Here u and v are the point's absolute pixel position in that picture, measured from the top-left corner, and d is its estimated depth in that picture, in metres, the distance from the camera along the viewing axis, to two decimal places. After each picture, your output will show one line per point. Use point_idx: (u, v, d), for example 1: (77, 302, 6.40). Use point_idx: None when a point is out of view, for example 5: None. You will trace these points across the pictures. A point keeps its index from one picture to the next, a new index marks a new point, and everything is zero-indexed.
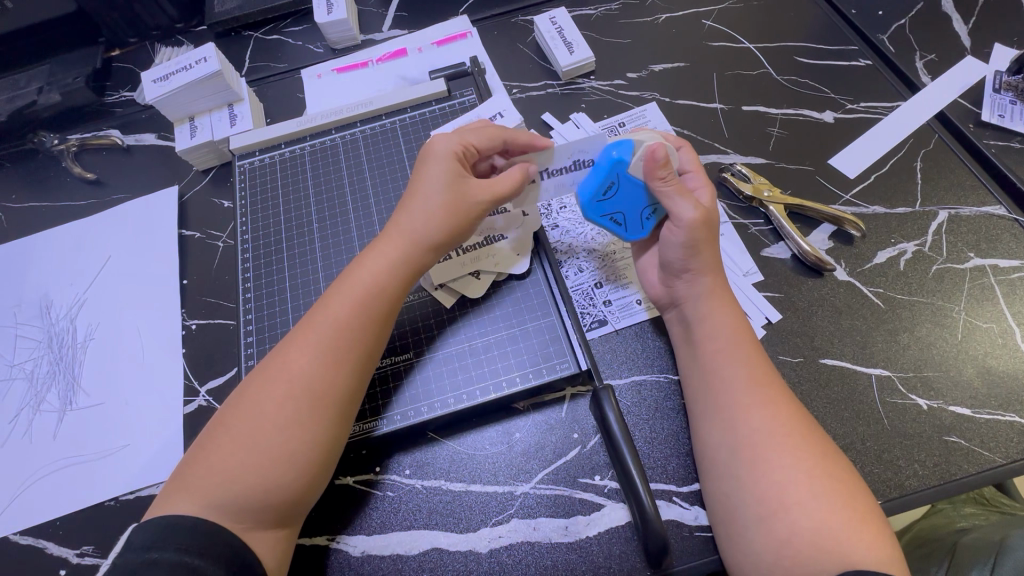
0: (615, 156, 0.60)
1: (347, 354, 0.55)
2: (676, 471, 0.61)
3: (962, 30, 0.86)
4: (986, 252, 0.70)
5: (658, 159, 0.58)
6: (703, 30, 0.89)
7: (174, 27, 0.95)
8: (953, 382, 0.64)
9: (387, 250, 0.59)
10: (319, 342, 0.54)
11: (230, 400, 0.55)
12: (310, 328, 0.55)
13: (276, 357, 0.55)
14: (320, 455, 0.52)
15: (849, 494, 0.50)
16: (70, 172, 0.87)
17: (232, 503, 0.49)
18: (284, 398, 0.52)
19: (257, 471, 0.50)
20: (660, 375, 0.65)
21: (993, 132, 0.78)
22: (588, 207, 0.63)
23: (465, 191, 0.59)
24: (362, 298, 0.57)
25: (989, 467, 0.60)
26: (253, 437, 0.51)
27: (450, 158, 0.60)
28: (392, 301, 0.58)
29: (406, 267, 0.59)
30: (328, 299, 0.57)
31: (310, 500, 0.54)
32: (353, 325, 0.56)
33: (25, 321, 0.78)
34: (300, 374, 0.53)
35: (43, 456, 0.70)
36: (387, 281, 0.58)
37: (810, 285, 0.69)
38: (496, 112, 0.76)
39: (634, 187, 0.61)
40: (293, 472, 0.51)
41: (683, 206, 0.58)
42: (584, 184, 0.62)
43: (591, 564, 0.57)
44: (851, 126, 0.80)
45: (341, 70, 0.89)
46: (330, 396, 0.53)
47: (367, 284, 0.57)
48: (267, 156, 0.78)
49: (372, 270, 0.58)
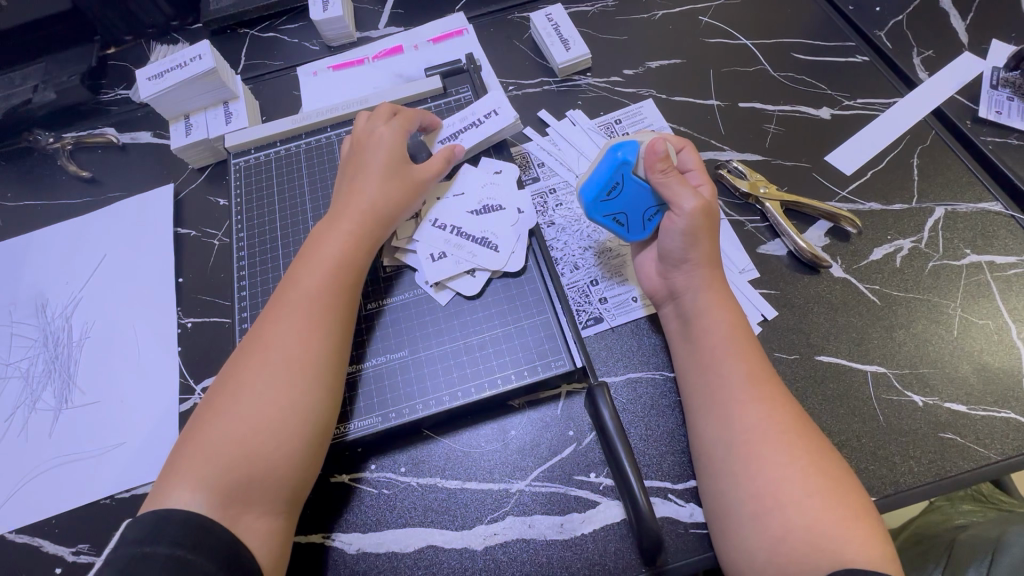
0: (618, 156, 0.61)
1: (321, 321, 0.57)
2: (671, 469, 0.60)
3: (960, 26, 0.85)
4: (983, 248, 0.70)
5: (659, 152, 0.59)
6: (700, 27, 0.88)
7: (170, 24, 0.95)
8: (949, 378, 0.64)
9: (350, 225, 0.62)
10: (293, 313, 0.57)
11: (212, 387, 0.56)
12: (283, 304, 0.58)
13: (252, 337, 0.57)
14: (301, 421, 0.53)
15: (843, 490, 0.50)
16: (66, 171, 0.87)
17: (219, 483, 0.50)
18: (263, 370, 0.54)
19: (240, 443, 0.51)
20: (656, 372, 0.65)
21: (991, 128, 0.78)
22: (591, 206, 0.63)
23: (411, 174, 0.66)
24: (331, 269, 0.59)
25: (985, 463, 0.60)
26: (234, 411, 0.53)
27: (396, 143, 0.66)
28: (359, 271, 0.61)
29: (366, 240, 0.62)
30: (296, 275, 0.60)
31: (303, 478, 0.53)
32: (324, 294, 0.58)
33: (20, 319, 0.78)
34: (275, 343, 0.55)
35: (38, 455, 0.70)
36: (355, 253, 0.61)
37: (806, 282, 0.69)
38: (490, 108, 0.73)
39: (637, 188, 0.61)
40: (276, 441, 0.52)
41: (684, 195, 0.59)
42: (589, 183, 0.62)
43: (586, 561, 0.57)
44: (847, 122, 0.79)
45: (336, 68, 0.89)
46: (306, 362, 0.55)
47: (335, 257, 0.60)
48: (262, 154, 0.78)
49: (337, 244, 0.61)
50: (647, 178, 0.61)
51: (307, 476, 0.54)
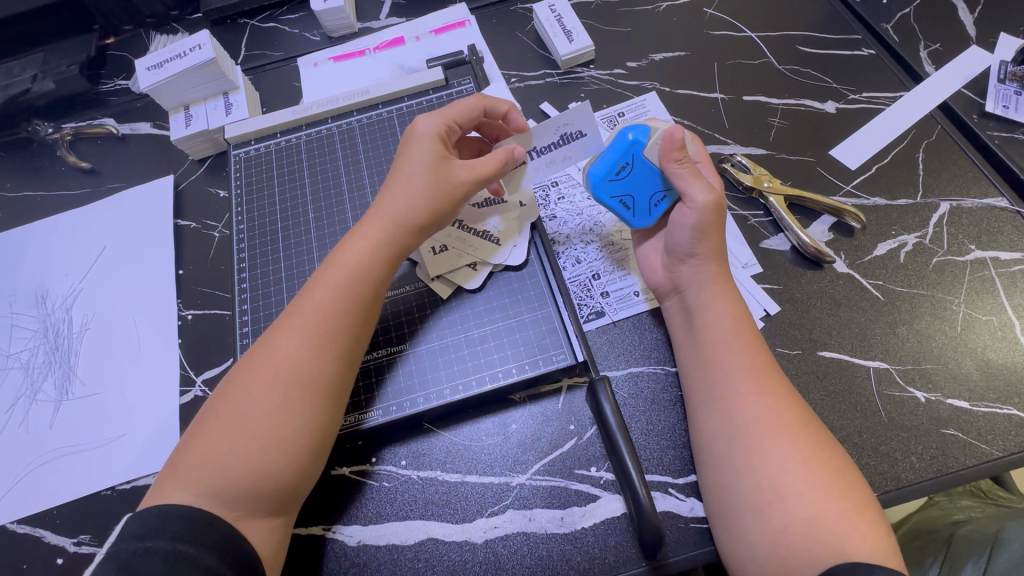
0: (630, 138, 0.60)
1: (336, 338, 0.55)
2: (672, 463, 0.60)
3: (968, 18, 0.84)
4: (988, 244, 0.70)
5: (676, 141, 0.59)
6: (705, 19, 0.87)
7: (169, 14, 0.94)
8: (951, 374, 0.63)
9: (377, 235, 0.58)
10: (306, 326, 0.54)
11: (218, 388, 0.55)
12: (297, 314, 0.55)
13: (264, 343, 0.55)
14: (311, 439, 0.52)
15: (846, 484, 0.50)
16: (65, 161, 0.86)
17: (223, 490, 0.49)
18: (270, 384, 0.52)
19: (248, 459, 0.50)
20: (657, 366, 0.65)
21: (997, 123, 0.77)
22: (599, 188, 0.62)
23: (450, 171, 0.59)
24: (349, 283, 0.56)
25: (987, 459, 0.60)
26: (242, 425, 0.51)
27: (435, 137, 0.60)
28: (379, 284, 0.58)
29: (392, 251, 0.59)
30: (313, 283, 0.57)
31: (305, 487, 0.54)
32: (338, 308, 0.55)
33: (20, 311, 0.78)
34: (288, 360, 0.53)
35: (38, 446, 0.70)
36: (374, 265, 0.58)
37: (809, 277, 0.69)
38: (556, 131, 0.63)
39: (647, 171, 0.61)
40: (285, 459, 0.51)
41: (697, 187, 0.58)
42: (595, 164, 0.62)
43: (586, 555, 0.57)
44: (853, 116, 0.79)
45: (337, 58, 0.88)
46: (318, 382, 0.53)
47: (353, 268, 0.57)
48: (263, 145, 0.77)
49: (356, 254, 0.58)
50: (658, 163, 0.61)
51: (305, 485, 0.53)
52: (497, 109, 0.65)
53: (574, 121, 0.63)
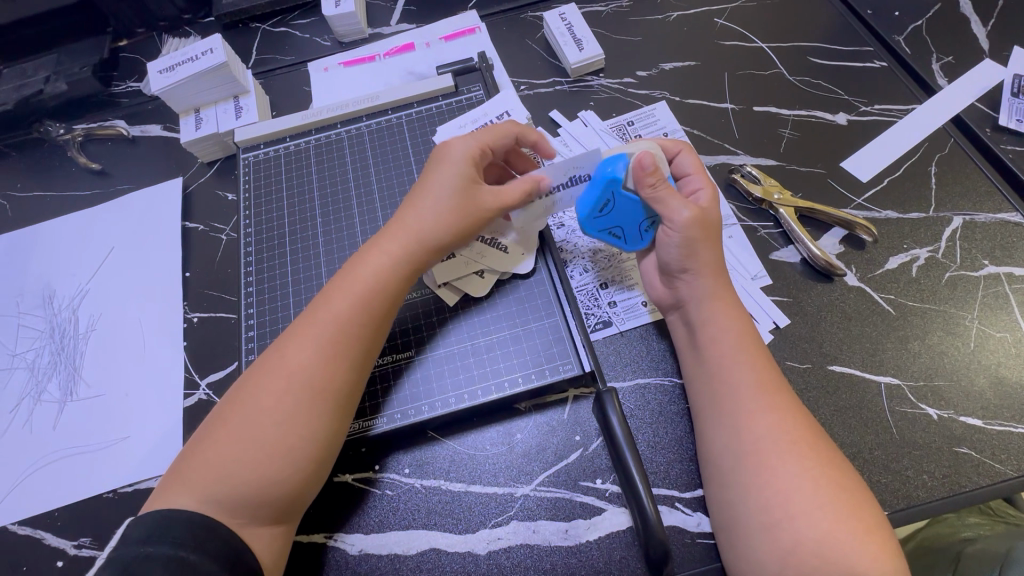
0: (606, 172, 0.59)
1: (348, 350, 0.54)
2: (679, 477, 0.60)
3: (981, 31, 0.84)
4: (1002, 259, 0.69)
5: (647, 168, 0.57)
6: (715, 29, 0.87)
7: (182, 18, 0.94)
8: (964, 391, 0.62)
9: (396, 248, 0.58)
10: (319, 336, 0.54)
11: (229, 394, 0.54)
12: (311, 323, 0.55)
13: (276, 351, 0.55)
14: (317, 450, 0.52)
15: (856, 503, 0.49)
16: (75, 162, 0.87)
17: (227, 496, 0.49)
18: (280, 393, 0.52)
19: (255, 469, 0.50)
20: (665, 378, 0.64)
21: (1012, 137, 0.76)
22: (586, 225, 0.62)
23: (478, 196, 0.59)
24: (364, 294, 0.56)
25: (1001, 479, 0.59)
26: (251, 434, 0.50)
27: (467, 159, 0.60)
28: (394, 296, 0.58)
29: (410, 265, 0.58)
30: (327, 292, 0.57)
31: (309, 497, 0.53)
32: (351, 319, 0.55)
33: (28, 310, 0.78)
34: (299, 369, 0.53)
35: (42, 446, 0.69)
36: (389, 277, 0.57)
37: (820, 290, 0.68)
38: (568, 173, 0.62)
39: (628, 199, 0.60)
40: (291, 470, 0.51)
41: (676, 207, 0.58)
42: (579, 202, 0.61)
43: (591, 568, 0.57)
44: (864, 128, 0.78)
45: (347, 63, 0.88)
46: (328, 393, 0.53)
47: (368, 278, 0.57)
48: (272, 149, 0.78)
49: (373, 264, 0.57)
50: (636, 190, 0.59)
51: (309, 496, 0.53)
52: (527, 138, 0.65)
53: (586, 165, 0.62)
